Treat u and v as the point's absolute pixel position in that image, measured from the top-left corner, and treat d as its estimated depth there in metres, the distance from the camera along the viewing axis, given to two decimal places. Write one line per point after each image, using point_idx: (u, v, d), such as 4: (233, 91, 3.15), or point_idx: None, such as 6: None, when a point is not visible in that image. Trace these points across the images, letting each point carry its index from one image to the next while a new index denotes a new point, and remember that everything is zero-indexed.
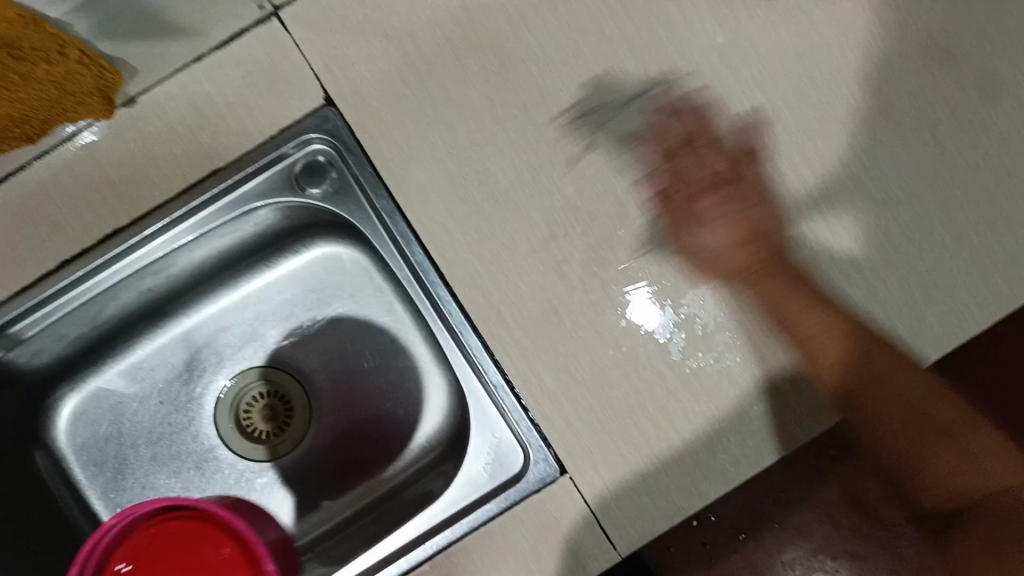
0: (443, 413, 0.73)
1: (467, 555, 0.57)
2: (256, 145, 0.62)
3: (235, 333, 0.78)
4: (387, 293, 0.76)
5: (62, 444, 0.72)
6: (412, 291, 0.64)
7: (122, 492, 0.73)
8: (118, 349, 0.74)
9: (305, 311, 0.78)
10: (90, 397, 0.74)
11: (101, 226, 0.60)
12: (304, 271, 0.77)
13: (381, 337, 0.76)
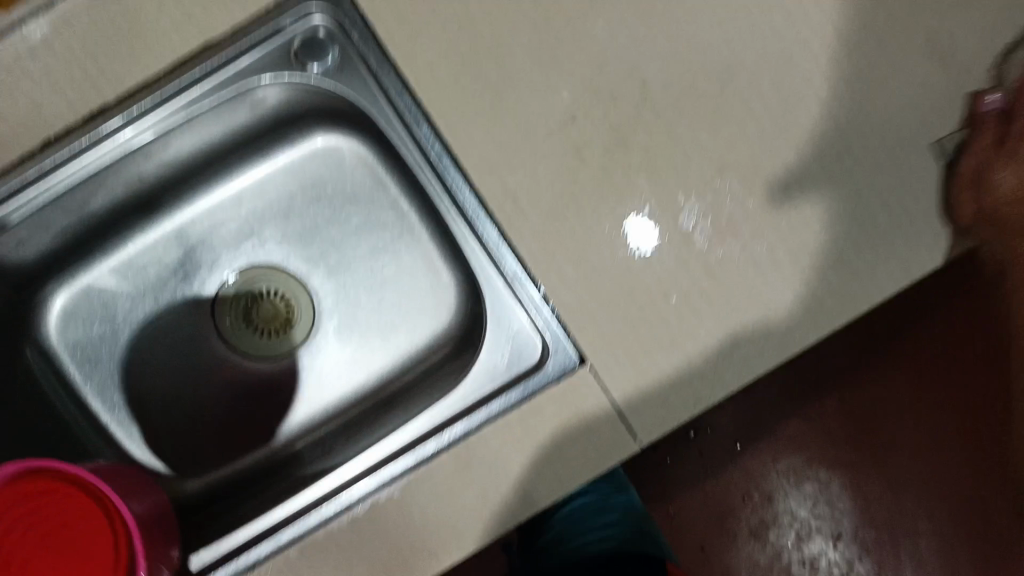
0: (454, 309, 0.71)
1: (485, 446, 0.55)
2: (250, 19, 0.58)
3: (232, 230, 0.74)
4: (392, 187, 0.73)
5: (54, 342, 0.69)
6: (425, 175, 0.59)
7: (121, 389, 0.71)
8: (109, 245, 0.71)
9: (305, 207, 0.74)
10: (81, 294, 0.71)
11: (84, 103, 0.55)
12: (302, 165, 0.73)
13: (386, 233, 0.73)
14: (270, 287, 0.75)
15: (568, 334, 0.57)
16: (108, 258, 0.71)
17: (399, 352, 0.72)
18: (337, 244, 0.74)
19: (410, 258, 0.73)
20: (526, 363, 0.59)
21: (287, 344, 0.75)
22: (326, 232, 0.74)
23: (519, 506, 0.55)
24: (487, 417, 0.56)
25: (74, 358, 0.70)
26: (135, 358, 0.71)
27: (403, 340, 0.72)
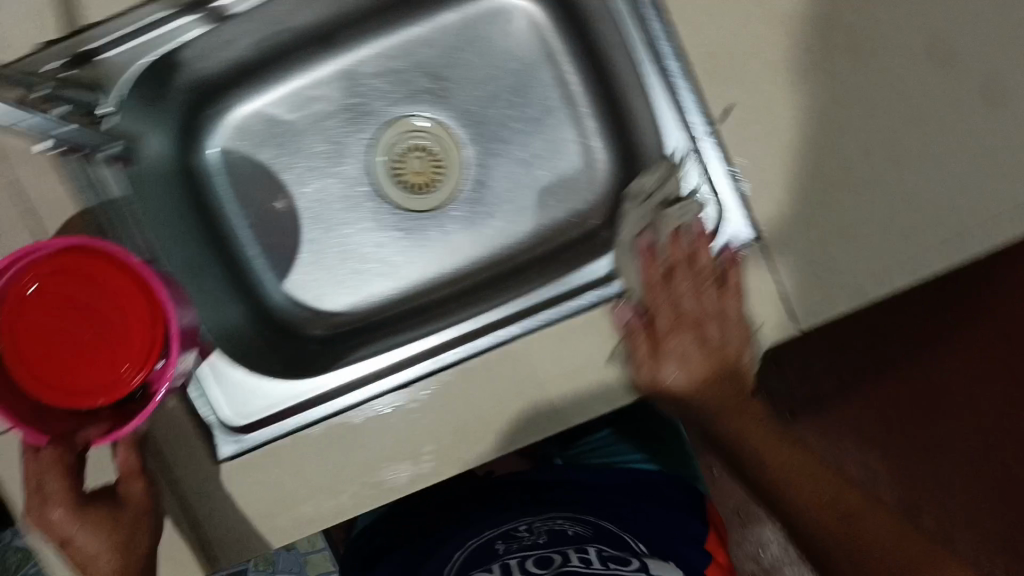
0: (608, 179, 0.76)
1: (644, 297, 0.64)
2: None
3: (398, 76, 0.80)
4: (559, 56, 0.76)
5: (225, 150, 0.80)
6: (626, 30, 0.65)
7: (279, 202, 0.80)
8: (292, 66, 0.78)
9: (468, 64, 0.78)
10: (254, 113, 0.80)
11: None
12: (476, 20, 0.78)
13: (545, 100, 0.77)
14: (429, 142, 0.80)
15: (747, 210, 0.60)
16: (288, 77, 0.79)
17: (545, 217, 0.77)
18: (489, 107, 0.78)
19: (566, 131, 0.77)
20: (695, 232, 0.63)
21: (435, 198, 0.80)
22: (490, 93, 0.78)
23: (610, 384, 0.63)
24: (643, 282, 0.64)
25: (247, 164, 0.80)
26: (298, 173, 0.80)
27: (545, 210, 0.77)
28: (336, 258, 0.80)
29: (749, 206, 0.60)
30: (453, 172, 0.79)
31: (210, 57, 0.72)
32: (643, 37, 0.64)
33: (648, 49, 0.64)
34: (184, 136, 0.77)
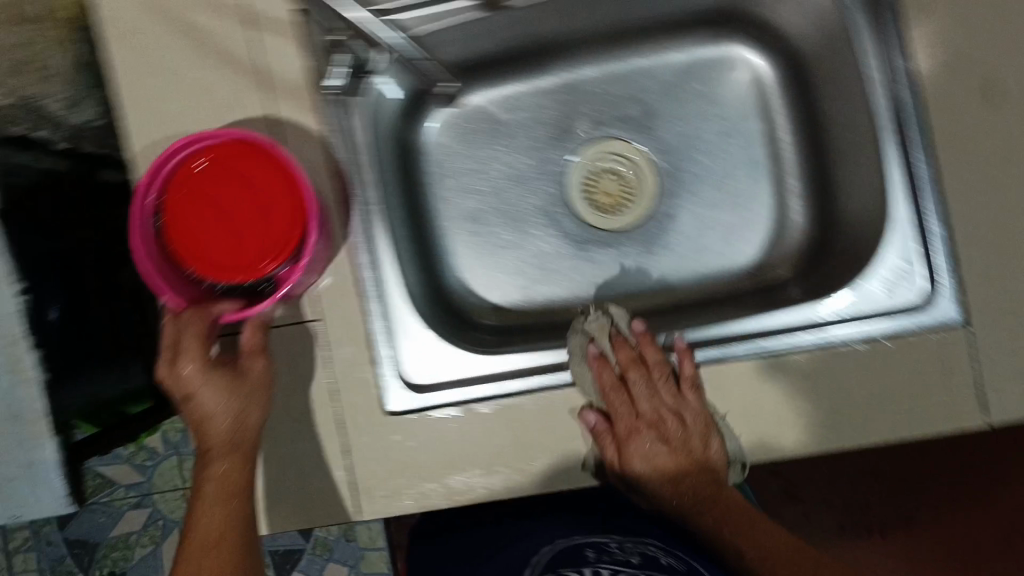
0: (799, 235, 0.78)
1: (845, 355, 0.65)
2: None
3: (607, 102, 0.81)
4: (775, 112, 0.78)
5: (427, 144, 0.81)
6: (877, 98, 0.66)
7: (469, 199, 0.82)
8: (519, 70, 0.81)
9: (682, 107, 0.80)
10: (462, 113, 0.82)
11: None
12: (702, 63, 0.79)
13: (756, 153, 0.78)
14: (620, 162, 0.81)
15: (959, 292, 0.64)
16: (512, 80, 0.81)
17: (728, 259, 0.79)
18: (697, 149, 0.79)
19: (761, 181, 0.78)
20: (904, 304, 0.66)
21: (620, 222, 0.81)
22: (698, 134, 0.79)
23: (790, 426, 0.65)
24: (839, 341, 0.66)
25: (454, 152, 0.82)
26: (502, 172, 0.82)
27: (731, 253, 0.79)
28: (513, 255, 0.82)
29: (962, 291, 0.64)
30: (640, 195, 0.81)
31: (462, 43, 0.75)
32: (897, 110, 0.65)
33: (900, 124, 0.65)
34: (411, 112, 0.79)
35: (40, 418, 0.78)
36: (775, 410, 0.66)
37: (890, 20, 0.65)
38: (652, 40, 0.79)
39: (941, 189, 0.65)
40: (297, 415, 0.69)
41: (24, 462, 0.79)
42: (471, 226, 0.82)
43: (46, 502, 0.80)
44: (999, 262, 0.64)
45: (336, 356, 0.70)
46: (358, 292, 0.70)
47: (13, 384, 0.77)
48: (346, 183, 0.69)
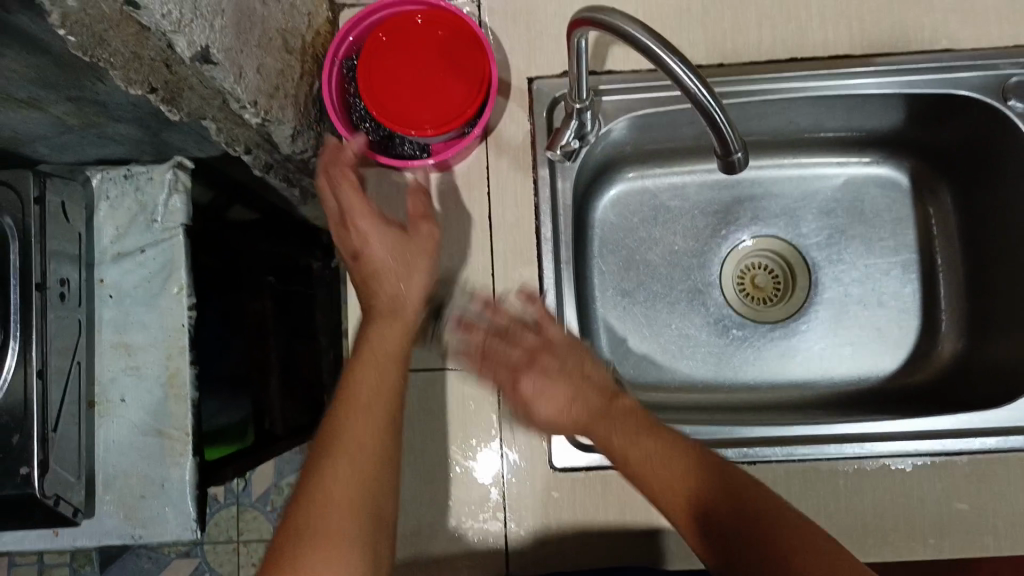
0: (946, 351, 0.80)
1: (1008, 462, 0.68)
2: (975, 60, 0.71)
3: (773, 204, 0.85)
4: (932, 234, 0.82)
5: (595, 218, 0.83)
6: None
7: (626, 277, 0.83)
8: (691, 163, 0.84)
9: (844, 216, 0.83)
10: (631, 192, 0.84)
11: (828, 46, 0.72)
12: (864, 180, 0.84)
13: (912, 271, 0.82)
14: (773, 260, 0.84)
15: None
16: (682, 171, 0.84)
17: (876, 363, 0.80)
18: (855, 257, 0.82)
19: (912, 293, 0.82)
20: None
21: (768, 315, 0.83)
22: (854, 242, 0.83)
23: (952, 525, 0.67)
24: (1008, 446, 0.68)
25: (616, 230, 0.84)
26: (661, 255, 0.83)
27: (879, 358, 0.81)
28: (663, 336, 0.82)
29: None
30: (791, 292, 0.83)
31: (652, 133, 0.79)
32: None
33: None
34: (587, 189, 0.81)
35: (183, 436, 0.77)
36: (943, 511, 0.67)
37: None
38: (822, 152, 0.84)
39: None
40: (464, 460, 0.69)
41: (158, 480, 0.77)
42: (624, 305, 0.82)
43: (171, 527, 0.77)
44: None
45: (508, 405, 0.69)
46: None
47: (167, 396, 0.78)
48: (544, 241, 0.70)
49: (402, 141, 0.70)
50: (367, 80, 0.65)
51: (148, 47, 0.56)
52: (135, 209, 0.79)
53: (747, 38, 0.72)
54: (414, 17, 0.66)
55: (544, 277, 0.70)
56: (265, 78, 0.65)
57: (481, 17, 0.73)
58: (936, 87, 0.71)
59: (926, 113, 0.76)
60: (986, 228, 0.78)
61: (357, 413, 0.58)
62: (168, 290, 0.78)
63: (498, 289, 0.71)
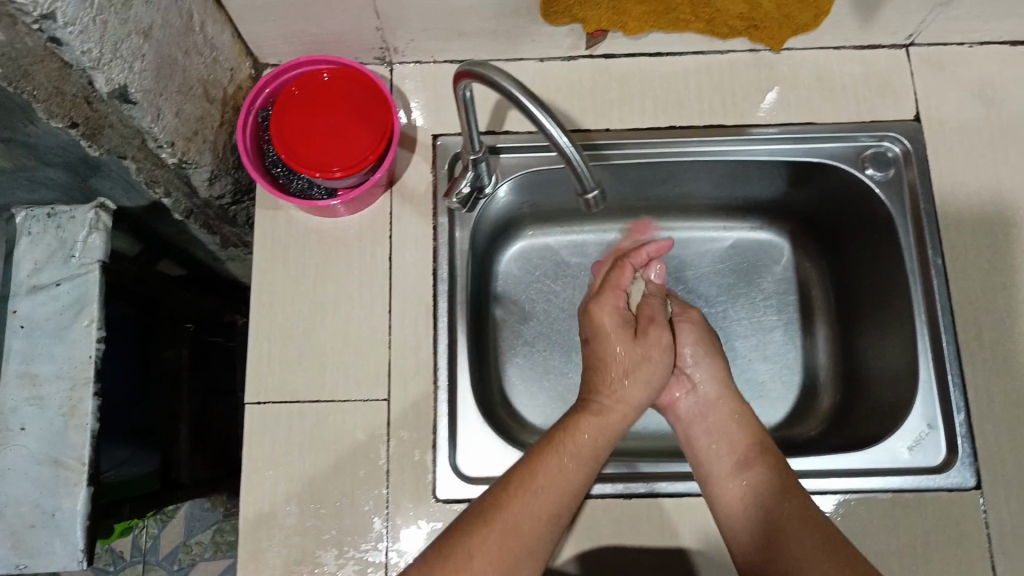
0: (821, 405, 0.85)
1: (867, 505, 0.71)
2: (842, 132, 0.78)
3: (671, 265, 0.91)
4: (811, 295, 0.89)
5: (501, 270, 0.91)
6: (913, 287, 0.76)
7: (526, 328, 0.90)
8: (591, 226, 0.92)
9: (732, 276, 0.90)
10: (534, 247, 0.92)
11: (706, 116, 0.78)
12: (750, 243, 0.91)
13: (793, 328, 0.88)
14: None
15: (973, 463, 0.71)
16: (582, 231, 0.93)
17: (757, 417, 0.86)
18: (741, 314, 0.89)
19: (792, 349, 0.88)
20: (926, 464, 0.72)
21: None
22: (740, 300, 0.89)
23: None
24: (868, 489, 0.71)
25: (520, 283, 0.91)
26: (561, 309, 0.90)
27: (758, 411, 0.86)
28: (558, 383, 0.88)
29: (975, 465, 0.71)
30: None
31: (552, 194, 0.86)
32: (929, 302, 0.75)
33: (930, 311, 0.75)
34: (493, 242, 0.89)
35: (80, 466, 0.78)
36: None
37: (929, 232, 0.76)
38: (708, 217, 0.91)
39: (964, 376, 0.73)
40: (347, 497, 0.73)
41: (48, 510, 0.78)
42: (526, 351, 0.89)
43: (57, 558, 0.77)
44: (1015, 449, 0.72)
45: (398, 437, 0.74)
46: (432, 380, 0.75)
47: (68, 427, 0.79)
48: (441, 281, 0.76)
49: (310, 185, 0.75)
50: (279, 126, 0.71)
51: (70, 82, 0.59)
52: (54, 245, 0.82)
53: (632, 106, 0.78)
54: (324, 75, 0.73)
55: (439, 318, 0.76)
56: (183, 122, 0.70)
57: (394, 79, 0.80)
58: (802, 153, 0.79)
59: (799, 181, 0.84)
60: (853, 290, 0.85)
61: (518, 500, 0.60)
62: (79, 323, 0.81)
63: (393, 328, 0.76)
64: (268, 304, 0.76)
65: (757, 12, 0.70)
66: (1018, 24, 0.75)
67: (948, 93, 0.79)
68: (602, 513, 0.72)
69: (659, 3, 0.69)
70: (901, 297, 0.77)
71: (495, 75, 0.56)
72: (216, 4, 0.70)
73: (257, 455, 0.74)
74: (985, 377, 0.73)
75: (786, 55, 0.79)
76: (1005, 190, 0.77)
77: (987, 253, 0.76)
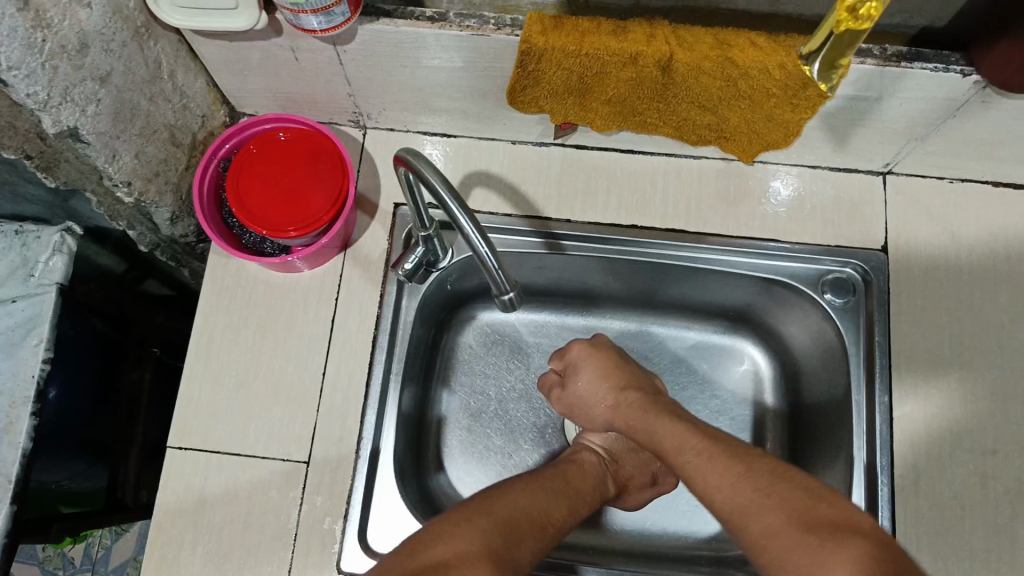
0: None
1: None
2: (805, 251, 0.76)
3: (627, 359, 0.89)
4: (766, 410, 0.85)
5: (454, 339, 0.89)
6: (859, 420, 0.73)
7: (472, 401, 0.87)
8: (553, 307, 0.91)
9: (686, 379, 0.87)
10: (490, 322, 0.90)
11: (669, 216, 0.77)
12: (711, 347, 0.88)
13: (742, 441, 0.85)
14: None
15: None
16: (542, 312, 0.91)
17: (692, 526, 0.83)
18: None
19: None
20: None
21: None
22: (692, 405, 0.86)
23: None
24: None
25: (475, 356, 0.89)
26: (512, 387, 0.88)
27: (690, 523, 0.83)
28: (499, 463, 0.85)
29: None
30: None
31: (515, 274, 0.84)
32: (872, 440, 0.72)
33: (872, 447, 0.72)
34: (448, 312, 0.88)
35: (6, 484, 0.79)
36: None
37: (883, 364, 0.73)
38: (670, 316, 0.89)
39: (896, 519, 0.70)
40: (249, 556, 0.71)
41: None
42: (468, 425, 0.86)
43: None
44: None
45: (310, 502, 0.72)
46: (355, 448, 0.74)
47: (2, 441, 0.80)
48: (378, 348, 0.76)
49: (262, 239, 0.75)
50: (235, 180, 0.71)
51: (21, 119, 0.60)
52: (18, 262, 0.83)
53: (595, 198, 0.78)
54: (284, 134, 0.74)
55: (371, 385, 0.75)
56: (143, 164, 0.71)
57: (365, 144, 0.81)
58: (758, 269, 0.77)
59: (764, 296, 0.81)
60: (807, 411, 0.82)
61: (524, 494, 0.63)
62: (28, 341, 0.82)
63: (325, 387, 0.75)
64: (205, 348, 0.76)
65: (725, 124, 0.69)
66: (995, 166, 0.74)
67: (921, 225, 0.77)
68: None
69: (624, 106, 0.69)
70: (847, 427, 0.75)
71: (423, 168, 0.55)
72: (190, 53, 0.71)
73: (169, 499, 0.72)
74: (919, 525, 0.70)
75: (757, 166, 0.78)
76: (965, 335, 0.74)
77: (936, 397, 0.73)
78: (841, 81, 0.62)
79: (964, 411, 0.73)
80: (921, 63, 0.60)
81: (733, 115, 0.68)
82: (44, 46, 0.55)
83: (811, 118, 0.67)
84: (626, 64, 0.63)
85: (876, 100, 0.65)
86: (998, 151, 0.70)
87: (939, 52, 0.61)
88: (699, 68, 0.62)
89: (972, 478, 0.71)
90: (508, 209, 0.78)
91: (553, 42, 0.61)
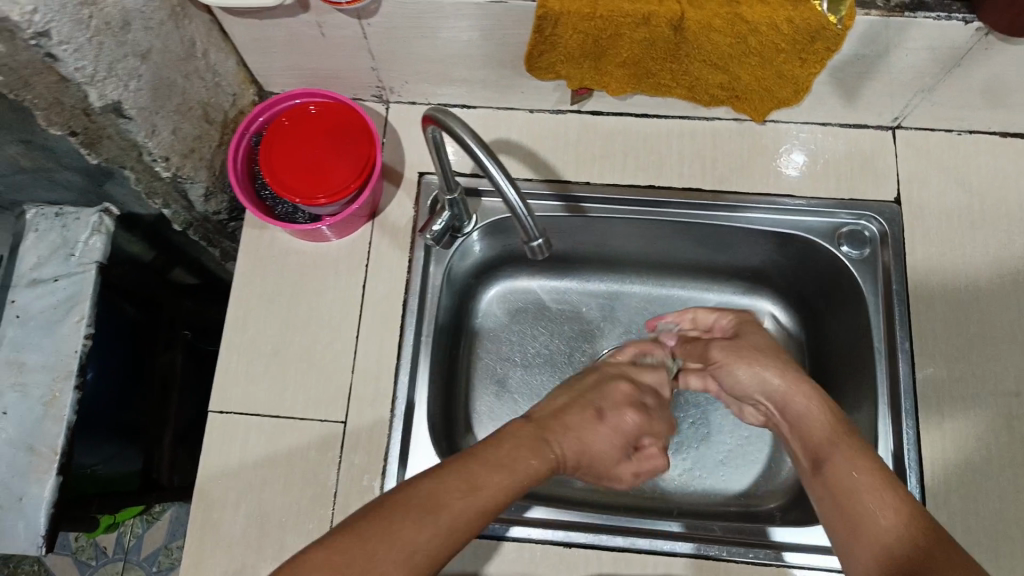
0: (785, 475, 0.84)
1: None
2: (819, 205, 0.79)
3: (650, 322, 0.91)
4: None
5: (479, 308, 0.92)
6: (878, 366, 0.75)
7: (499, 366, 0.90)
8: (574, 274, 0.94)
9: None
10: (512, 290, 0.93)
11: (686, 176, 0.80)
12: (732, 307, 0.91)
13: None
14: None
15: None
16: (564, 279, 0.94)
17: (722, 481, 0.84)
18: None
19: None
20: None
21: None
22: None
23: None
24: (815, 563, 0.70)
25: (501, 324, 0.92)
26: (538, 352, 0.90)
27: (723, 476, 0.85)
28: None
29: None
30: None
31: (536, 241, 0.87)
32: (893, 385, 0.75)
33: (893, 392, 0.74)
34: (475, 282, 0.91)
35: (52, 455, 0.82)
36: None
37: (898, 311, 0.76)
38: (689, 278, 0.92)
39: (921, 460, 0.72)
40: (293, 512, 0.73)
41: (17, 493, 0.82)
42: (496, 390, 0.88)
43: (19, 539, 0.81)
44: (970, 536, 0.69)
45: (349, 459, 0.75)
46: (390, 406, 0.76)
47: (46, 415, 0.83)
48: (409, 311, 0.79)
49: (294, 210, 0.79)
50: (268, 151, 0.75)
51: (67, 95, 0.63)
52: (57, 243, 0.87)
53: (613, 161, 0.81)
54: (313, 107, 0.77)
55: (404, 346, 0.78)
56: (179, 140, 0.75)
57: (389, 119, 0.84)
58: (776, 225, 0.79)
59: (780, 252, 0.84)
60: (826, 363, 0.84)
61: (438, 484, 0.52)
62: (69, 318, 0.85)
63: (359, 350, 0.78)
64: (243, 316, 0.79)
65: (736, 83, 0.72)
66: (1003, 115, 0.76)
67: (931, 176, 0.80)
68: (542, 558, 0.72)
69: (639, 68, 0.72)
70: (868, 374, 0.77)
71: (455, 121, 0.58)
72: (221, 33, 0.75)
73: (214, 460, 0.75)
74: (942, 462, 0.72)
75: (770, 126, 0.81)
76: (979, 281, 0.77)
77: (954, 339, 0.75)
78: (848, 34, 0.65)
79: (983, 350, 0.75)
80: (924, 12, 0.63)
81: (743, 73, 0.71)
82: (91, 21, 0.59)
83: (819, 73, 0.69)
84: (640, 25, 0.66)
85: (884, 52, 0.67)
86: (1001, 99, 0.73)
87: (942, 1, 0.64)
88: (709, 26, 0.65)
89: (991, 415, 0.73)
90: (531, 175, 0.81)
91: (569, 6, 0.64)
